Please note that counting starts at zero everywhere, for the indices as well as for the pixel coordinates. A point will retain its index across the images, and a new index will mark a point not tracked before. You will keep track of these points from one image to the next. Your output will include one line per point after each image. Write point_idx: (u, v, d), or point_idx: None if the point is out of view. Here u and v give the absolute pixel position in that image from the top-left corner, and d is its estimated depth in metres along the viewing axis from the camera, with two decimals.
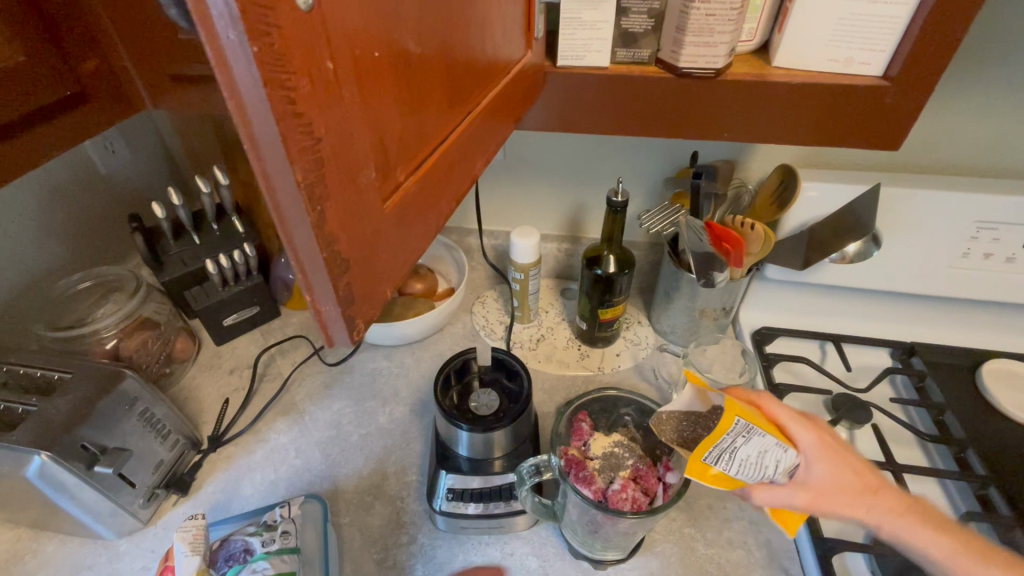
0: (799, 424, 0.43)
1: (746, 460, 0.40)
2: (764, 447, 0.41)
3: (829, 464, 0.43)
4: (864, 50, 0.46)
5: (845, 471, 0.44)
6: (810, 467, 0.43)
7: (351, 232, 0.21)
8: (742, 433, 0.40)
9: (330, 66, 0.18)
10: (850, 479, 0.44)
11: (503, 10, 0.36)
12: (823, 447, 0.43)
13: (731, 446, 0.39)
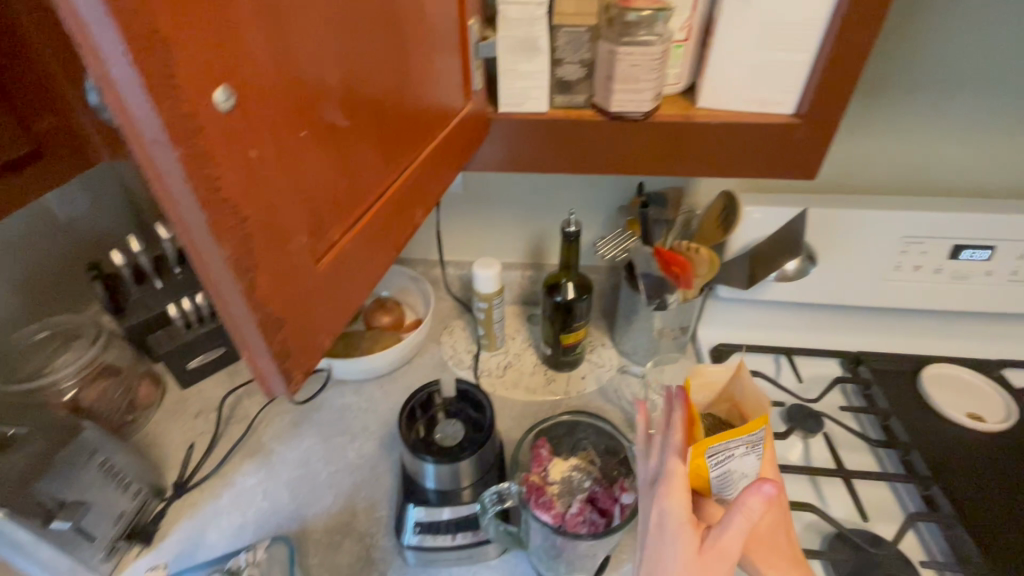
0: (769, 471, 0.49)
1: (731, 466, 0.43)
2: (747, 468, 0.44)
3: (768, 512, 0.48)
4: (776, 91, 0.50)
5: (771, 529, 0.48)
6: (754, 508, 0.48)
7: (284, 294, 0.23)
8: (749, 443, 0.42)
9: (255, 154, 0.20)
10: (774, 539, 0.48)
11: (441, 69, 0.39)
12: (773, 498, 0.49)
13: (731, 448, 0.42)
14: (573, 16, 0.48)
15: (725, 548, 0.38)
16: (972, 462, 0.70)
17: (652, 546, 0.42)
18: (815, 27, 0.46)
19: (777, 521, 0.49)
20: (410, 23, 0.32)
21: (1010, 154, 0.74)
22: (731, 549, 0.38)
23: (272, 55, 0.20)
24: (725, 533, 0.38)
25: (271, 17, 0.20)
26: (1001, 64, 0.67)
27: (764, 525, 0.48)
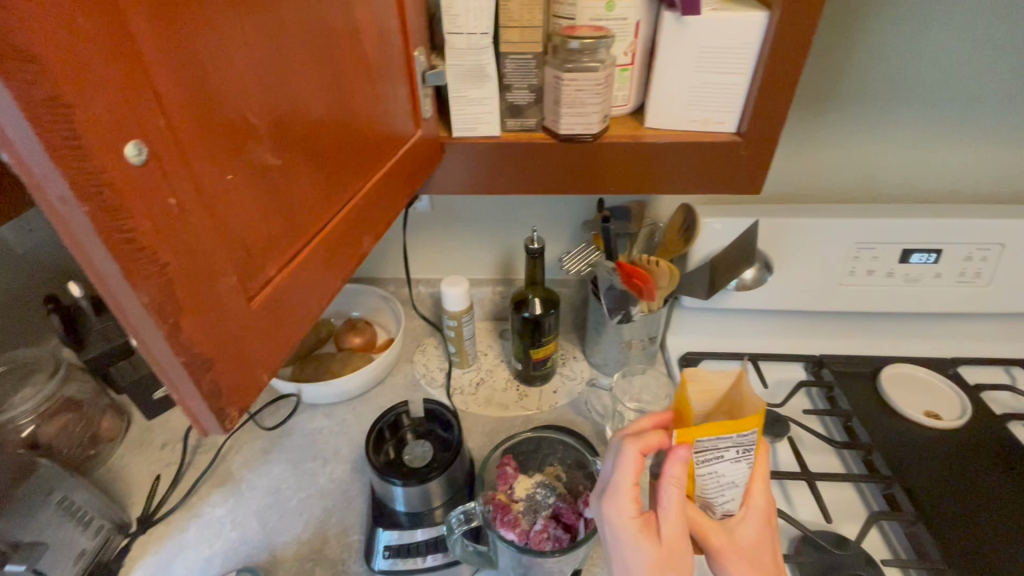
0: (763, 489, 0.45)
1: (717, 469, 0.40)
2: (736, 475, 0.41)
3: (757, 532, 0.45)
4: (716, 111, 0.52)
5: (760, 552, 0.45)
6: (743, 525, 0.45)
7: (213, 335, 0.23)
8: (741, 446, 0.40)
9: (173, 202, 0.20)
10: (762, 560, 0.45)
11: (389, 100, 0.40)
12: (766, 519, 0.45)
13: (719, 448, 0.39)
14: (518, 44, 0.50)
15: (676, 530, 0.40)
16: (930, 459, 0.72)
17: (618, 555, 0.43)
18: (749, 50, 0.48)
19: (767, 543, 0.45)
20: (348, 59, 0.33)
21: (950, 162, 0.78)
22: (680, 527, 0.40)
23: (187, 105, 0.21)
24: (671, 515, 0.39)
25: (184, 70, 0.21)
26: (933, 78, 0.70)
27: (753, 546, 0.44)
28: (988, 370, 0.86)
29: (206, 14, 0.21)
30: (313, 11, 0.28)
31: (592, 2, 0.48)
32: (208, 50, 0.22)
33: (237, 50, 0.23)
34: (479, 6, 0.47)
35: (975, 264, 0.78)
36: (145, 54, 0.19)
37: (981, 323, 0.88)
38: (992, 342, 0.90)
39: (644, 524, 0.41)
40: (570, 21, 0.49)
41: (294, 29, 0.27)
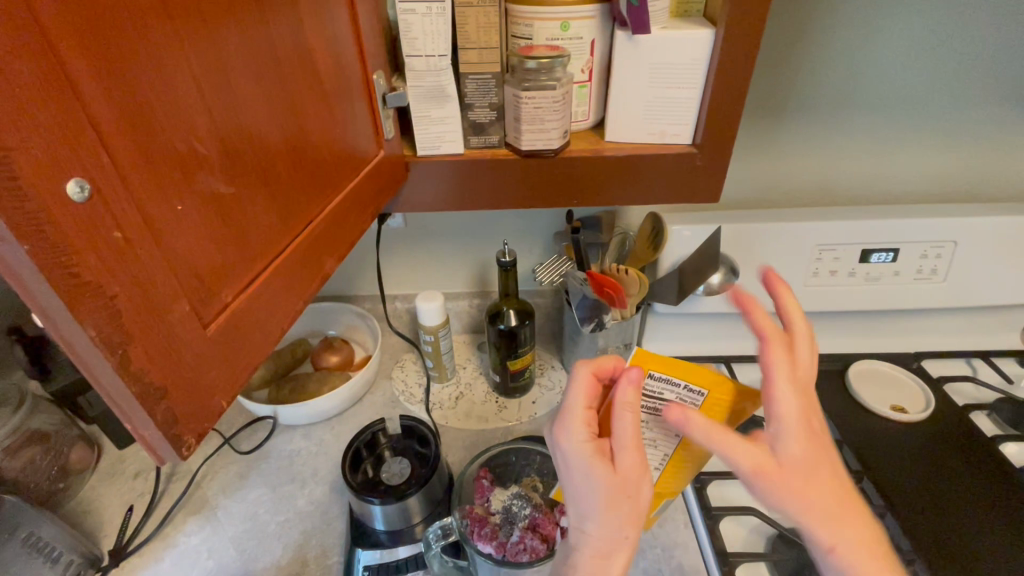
0: (790, 386, 0.38)
1: (648, 420, 0.44)
2: (661, 438, 0.45)
3: (804, 443, 0.37)
4: (672, 124, 0.54)
5: (812, 463, 0.37)
6: (783, 436, 0.37)
7: (165, 364, 0.24)
8: (681, 411, 0.43)
9: (119, 235, 0.21)
10: (818, 472, 0.37)
11: (348, 120, 0.40)
12: (807, 424, 0.37)
13: (663, 399, 0.43)
14: (477, 64, 0.51)
15: (633, 456, 0.39)
16: (897, 451, 0.75)
17: (573, 489, 0.41)
18: (699, 65, 0.50)
19: (818, 454, 0.37)
20: (301, 86, 0.33)
21: (901, 164, 0.81)
22: (636, 454, 0.39)
23: (131, 140, 0.22)
24: (627, 437, 0.39)
25: (127, 107, 0.21)
26: (881, 85, 0.74)
27: (802, 458, 0.37)
28: (951, 362, 0.89)
29: (147, 52, 0.22)
30: (261, 43, 0.29)
31: (548, 23, 0.49)
32: (151, 86, 0.23)
33: (184, 84, 0.24)
34: (437, 29, 0.48)
35: (931, 261, 0.81)
36: (84, 93, 0.20)
37: (942, 318, 0.91)
38: (954, 336, 0.93)
39: (599, 449, 0.40)
40: (528, 41, 0.51)
41: (242, 61, 0.28)
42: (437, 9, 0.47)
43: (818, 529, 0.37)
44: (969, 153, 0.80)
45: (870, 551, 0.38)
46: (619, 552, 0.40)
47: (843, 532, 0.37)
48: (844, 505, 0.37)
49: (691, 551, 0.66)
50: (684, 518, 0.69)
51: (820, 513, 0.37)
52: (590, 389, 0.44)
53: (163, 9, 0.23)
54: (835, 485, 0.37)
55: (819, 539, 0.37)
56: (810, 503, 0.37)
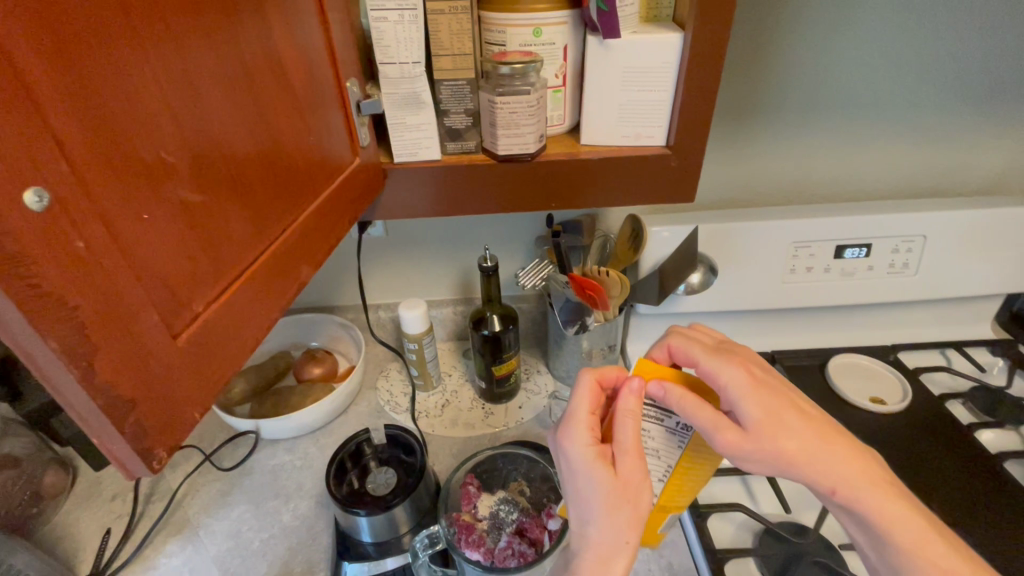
0: (723, 361, 0.45)
1: (650, 428, 0.43)
2: (663, 447, 0.44)
3: (758, 402, 0.43)
4: (645, 126, 0.55)
5: (772, 415, 0.43)
6: (739, 404, 0.43)
7: (134, 376, 0.23)
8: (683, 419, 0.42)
9: (81, 244, 0.21)
10: (782, 420, 0.43)
11: (321, 128, 0.40)
12: (752, 386, 0.44)
13: (663, 410, 0.43)
14: (451, 71, 0.51)
15: (634, 460, 0.40)
16: (878, 442, 0.76)
17: (575, 492, 0.42)
18: (669, 68, 0.52)
19: (773, 404, 0.43)
20: (272, 95, 0.33)
21: (869, 161, 0.83)
22: (637, 458, 0.40)
23: (93, 147, 0.21)
24: (628, 440, 0.40)
25: (88, 114, 0.21)
26: (846, 86, 0.76)
27: (763, 414, 0.43)
28: (926, 353, 0.91)
29: (108, 58, 0.22)
30: (229, 51, 0.29)
31: (520, 29, 0.50)
32: (113, 92, 0.22)
33: (147, 91, 0.24)
34: (409, 36, 0.48)
35: (902, 255, 0.83)
36: (41, 99, 0.19)
37: (917, 311, 0.93)
38: (929, 327, 0.95)
39: (600, 453, 0.41)
40: (501, 48, 0.51)
41: (208, 68, 0.28)
42: (409, 17, 0.47)
43: (806, 468, 0.43)
44: (934, 150, 0.83)
45: (854, 471, 0.44)
46: (620, 558, 0.40)
47: (826, 464, 0.43)
48: (816, 439, 0.43)
49: (680, 550, 0.66)
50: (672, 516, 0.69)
51: (803, 453, 0.43)
52: (593, 397, 0.44)
53: (125, 15, 0.22)
54: (801, 423, 0.44)
55: (811, 477, 0.43)
56: (788, 447, 0.42)
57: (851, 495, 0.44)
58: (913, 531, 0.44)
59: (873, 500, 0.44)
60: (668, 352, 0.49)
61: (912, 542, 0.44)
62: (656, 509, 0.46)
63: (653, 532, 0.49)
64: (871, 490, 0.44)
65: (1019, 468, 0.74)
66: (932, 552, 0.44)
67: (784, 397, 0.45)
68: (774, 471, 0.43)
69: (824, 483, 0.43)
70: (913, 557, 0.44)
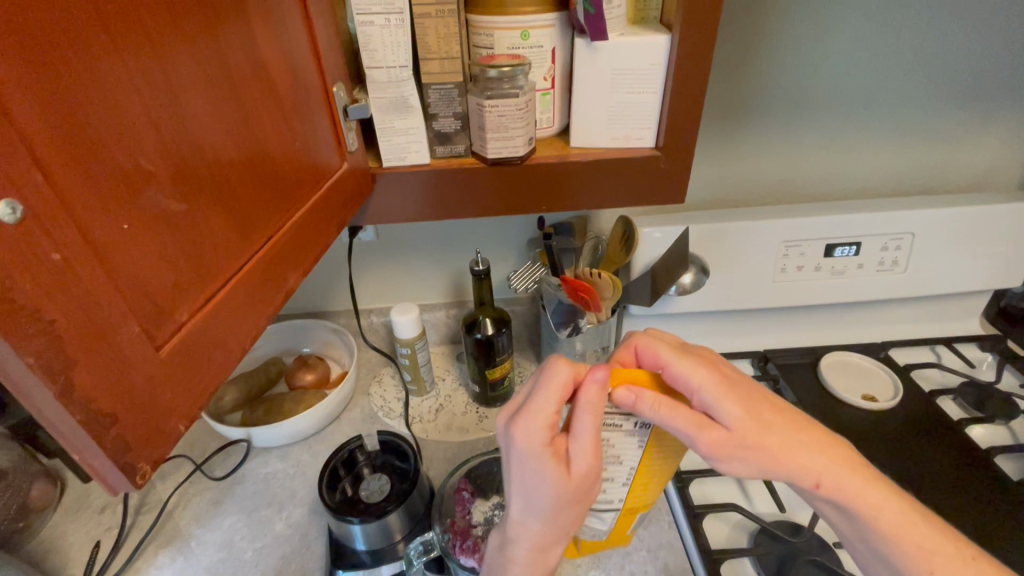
0: (692, 362, 0.44)
1: (611, 437, 0.42)
2: (623, 453, 0.43)
3: (733, 403, 0.42)
4: (635, 128, 0.55)
5: (748, 414, 0.43)
6: (714, 408, 0.42)
7: (115, 389, 0.23)
8: (640, 420, 0.41)
9: (57, 256, 0.20)
10: (759, 418, 0.43)
11: (308, 133, 0.40)
12: (723, 386, 0.43)
13: (619, 414, 0.41)
14: (439, 75, 0.51)
15: (588, 465, 0.40)
16: (872, 440, 0.76)
17: (524, 489, 0.42)
18: (657, 69, 0.52)
19: (747, 403, 0.43)
20: (255, 99, 0.33)
21: (858, 159, 0.84)
22: (591, 462, 0.40)
23: (69, 157, 0.21)
24: (584, 445, 0.39)
25: (61, 121, 0.21)
26: (832, 86, 0.77)
27: (742, 413, 0.42)
28: (916, 350, 0.92)
29: (81, 63, 0.21)
30: (209, 57, 0.29)
31: (508, 32, 0.50)
32: (88, 99, 0.22)
33: (125, 97, 0.23)
34: (396, 40, 0.48)
35: (891, 252, 0.84)
36: (11, 108, 0.19)
37: (908, 308, 0.94)
38: (919, 324, 0.96)
39: (554, 454, 0.40)
40: (489, 51, 0.51)
41: (187, 74, 0.27)
42: (396, 21, 0.47)
43: (790, 465, 0.43)
44: (920, 148, 0.84)
45: (834, 464, 0.44)
46: (565, 534, 0.45)
47: (807, 458, 0.44)
48: (793, 432, 0.44)
49: (677, 552, 0.65)
50: (669, 518, 0.68)
51: (784, 449, 0.43)
52: (563, 392, 0.40)
53: (99, 21, 0.22)
54: (777, 419, 0.44)
55: (796, 472, 0.43)
56: (770, 445, 0.43)
57: (833, 487, 0.44)
58: (897, 518, 0.45)
59: (856, 489, 0.44)
60: (634, 353, 0.47)
61: (897, 528, 0.45)
62: (624, 511, 0.48)
63: (622, 530, 0.52)
64: (853, 479, 0.44)
65: (1010, 462, 0.75)
66: (918, 539, 0.45)
67: (756, 394, 0.45)
68: (759, 471, 0.43)
69: (807, 478, 0.44)
70: (899, 542, 0.45)
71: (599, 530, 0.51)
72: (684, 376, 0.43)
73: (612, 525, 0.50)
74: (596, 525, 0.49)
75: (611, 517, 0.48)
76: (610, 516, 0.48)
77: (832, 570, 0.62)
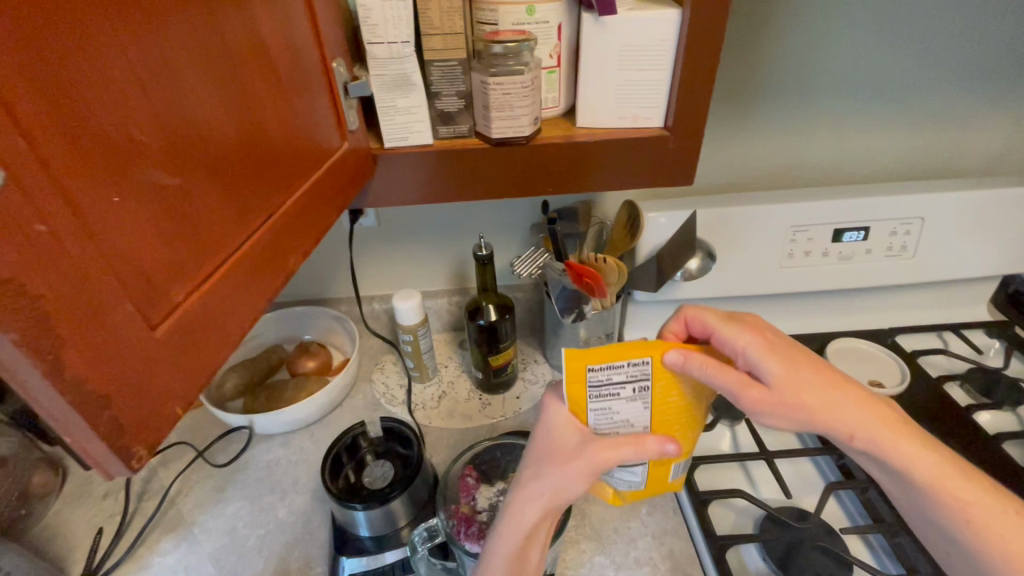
0: (738, 325, 0.46)
1: (611, 406, 0.42)
2: (632, 416, 0.43)
3: (779, 363, 0.43)
4: (643, 108, 0.54)
5: (791, 370, 0.43)
6: (759, 366, 0.44)
7: (108, 369, 0.22)
8: (638, 385, 0.41)
9: (43, 229, 0.19)
10: (802, 376, 0.44)
11: (307, 109, 0.38)
12: (767, 346, 0.44)
13: (615, 383, 0.41)
14: (442, 51, 0.49)
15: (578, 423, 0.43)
16: None
17: (535, 451, 0.46)
18: (667, 46, 0.50)
19: (790, 360, 0.44)
20: (255, 75, 0.32)
21: (869, 142, 0.82)
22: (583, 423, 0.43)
23: (55, 123, 0.20)
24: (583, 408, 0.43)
25: (48, 84, 0.19)
26: (844, 67, 0.75)
27: (785, 370, 0.43)
28: (923, 336, 0.91)
29: (69, 23, 0.20)
30: (209, 30, 0.28)
31: (513, 7, 0.48)
32: (77, 64, 0.20)
33: (118, 67, 0.22)
34: (398, 15, 0.46)
35: (900, 237, 0.82)
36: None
37: (915, 294, 0.93)
38: (925, 310, 0.95)
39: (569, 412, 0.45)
40: (493, 27, 0.50)
41: (183, 43, 0.26)
42: None
43: (827, 419, 0.44)
44: (932, 131, 0.82)
45: (869, 417, 0.45)
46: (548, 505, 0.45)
47: (845, 412, 0.44)
48: (833, 390, 0.44)
49: (682, 540, 0.65)
50: (673, 504, 0.68)
51: (823, 404, 0.43)
52: None
53: None
54: (817, 376, 0.44)
55: (835, 427, 0.44)
56: (807, 401, 0.43)
57: (866, 439, 0.45)
58: (931, 468, 0.45)
59: (891, 441, 0.45)
60: (684, 324, 0.49)
61: (930, 477, 0.45)
62: (653, 462, 0.46)
63: (666, 482, 0.48)
64: (886, 431, 0.45)
65: (1016, 448, 0.75)
66: (950, 490, 0.45)
67: (800, 354, 0.45)
68: (798, 426, 0.44)
69: (842, 430, 0.45)
70: (931, 491, 0.45)
71: (636, 484, 0.48)
72: (729, 339, 0.45)
73: (646, 477, 0.47)
74: (629, 480, 0.47)
75: (642, 470, 0.46)
76: (637, 469, 0.46)
77: (839, 556, 0.61)
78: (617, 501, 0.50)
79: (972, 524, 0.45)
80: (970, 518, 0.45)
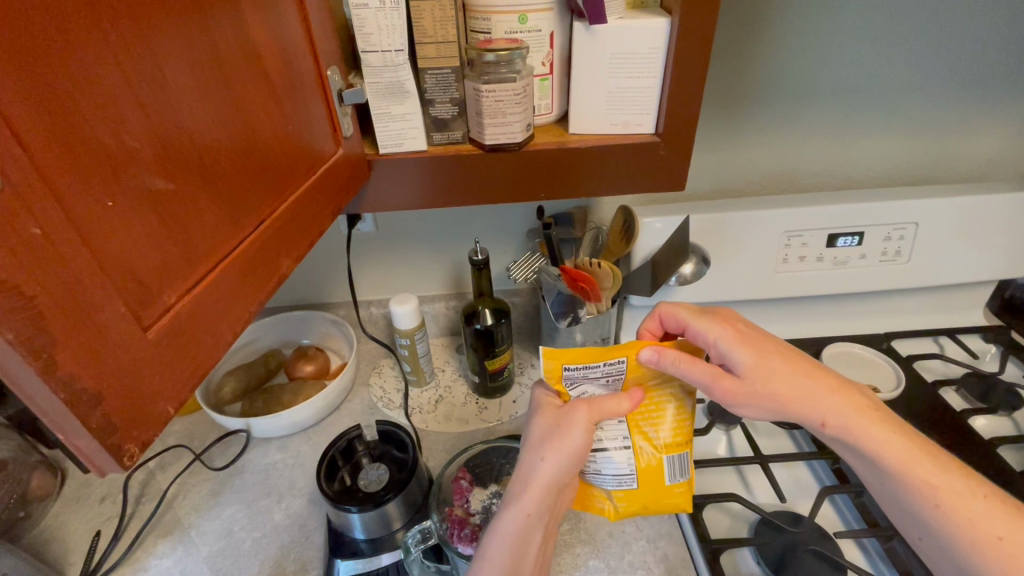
0: (709, 319, 0.48)
1: (587, 391, 0.47)
2: None
3: (746, 352, 0.46)
4: (634, 114, 0.54)
5: (760, 360, 0.46)
6: (729, 357, 0.46)
7: (99, 366, 0.22)
8: (612, 376, 0.46)
9: (37, 231, 0.20)
10: (772, 365, 0.46)
11: (301, 115, 0.39)
12: (737, 338, 0.47)
13: (590, 373, 0.46)
14: (435, 59, 0.50)
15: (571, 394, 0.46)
16: None
17: (525, 430, 0.48)
18: (657, 54, 0.51)
19: (760, 351, 0.47)
20: (249, 84, 0.33)
21: (862, 148, 0.83)
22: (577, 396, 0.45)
23: (49, 132, 0.21)
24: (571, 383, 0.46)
25: (42, 94, 0.20)
26: (836, 75, 0.76)
27: (754, 360, 0.46)
28: (919, 341, 0.91)
29: (63, 35, 0.21)
30: (201, 41, 0.28)
31: (506, 17, 0.49)
32: (72, 75, 0.21)
33: (110, 75, 0.23)
34: (391, 23, 0.47)
35: (894, 242, 0.83)
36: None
37: (911, 299, 0.93)
38: (922, 315, 0.95)
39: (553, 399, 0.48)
40: (486, 35, 0.51)
41: (176, 53, 0.27)
42: (391, 4, 0.47)
43: (798, 407, 0.46)
44: (925, 138, 0.83)
45: (840, 404, 0.47)
46: (548, 482, 0.45)
47: (816, 401, 0.46)
48: (803, 378, 0.46)
49: (676, 543, 0.65)
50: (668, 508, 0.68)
51: (794, 392, 0.46)
52: None
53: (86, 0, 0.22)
54: (788, 366, 0.46)
55: (804, 412, 0.46)
56: (778, 390, 0.46)
57: (839, 426, 0.47)
58: (901, 452, 0.46)
59: (863, 428, 0.47)
60: (659, 320, 0.51)
61: (898, 461, 0.46)
62: (639, 454, 0.47)
63: (662, 488, 0.49)
64: (859, 418, 0.47)
65: (1012, 454, 0.75)
66: (916, 475, 0.46)
67: (770, 345, 0.48)
68: (769, 412, 0.46)
69: (814, 416, 0.47)
70: (897, 475, 0.46)
71: (626, 483, 0.48)
72: (701, 332, 0.47)
73: (637, 473, 0.48)
74: (617, 476, 0.48)
75: (628, 462, 0.47)
76: (623, 462, 0.47)
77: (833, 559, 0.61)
78: (615, 515, 0.50)
79: (940, 507, 0.45)
80: (939, 503, 0.45)
